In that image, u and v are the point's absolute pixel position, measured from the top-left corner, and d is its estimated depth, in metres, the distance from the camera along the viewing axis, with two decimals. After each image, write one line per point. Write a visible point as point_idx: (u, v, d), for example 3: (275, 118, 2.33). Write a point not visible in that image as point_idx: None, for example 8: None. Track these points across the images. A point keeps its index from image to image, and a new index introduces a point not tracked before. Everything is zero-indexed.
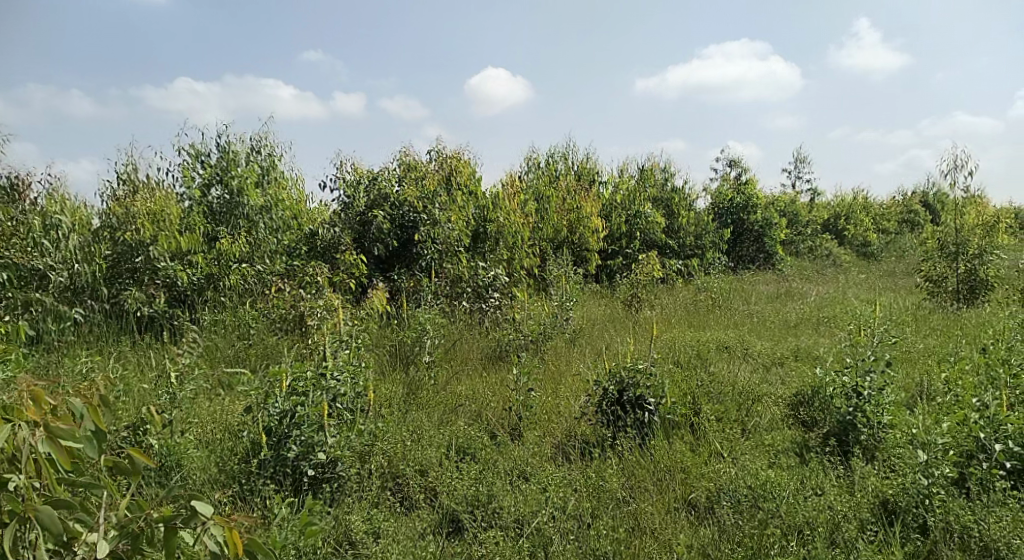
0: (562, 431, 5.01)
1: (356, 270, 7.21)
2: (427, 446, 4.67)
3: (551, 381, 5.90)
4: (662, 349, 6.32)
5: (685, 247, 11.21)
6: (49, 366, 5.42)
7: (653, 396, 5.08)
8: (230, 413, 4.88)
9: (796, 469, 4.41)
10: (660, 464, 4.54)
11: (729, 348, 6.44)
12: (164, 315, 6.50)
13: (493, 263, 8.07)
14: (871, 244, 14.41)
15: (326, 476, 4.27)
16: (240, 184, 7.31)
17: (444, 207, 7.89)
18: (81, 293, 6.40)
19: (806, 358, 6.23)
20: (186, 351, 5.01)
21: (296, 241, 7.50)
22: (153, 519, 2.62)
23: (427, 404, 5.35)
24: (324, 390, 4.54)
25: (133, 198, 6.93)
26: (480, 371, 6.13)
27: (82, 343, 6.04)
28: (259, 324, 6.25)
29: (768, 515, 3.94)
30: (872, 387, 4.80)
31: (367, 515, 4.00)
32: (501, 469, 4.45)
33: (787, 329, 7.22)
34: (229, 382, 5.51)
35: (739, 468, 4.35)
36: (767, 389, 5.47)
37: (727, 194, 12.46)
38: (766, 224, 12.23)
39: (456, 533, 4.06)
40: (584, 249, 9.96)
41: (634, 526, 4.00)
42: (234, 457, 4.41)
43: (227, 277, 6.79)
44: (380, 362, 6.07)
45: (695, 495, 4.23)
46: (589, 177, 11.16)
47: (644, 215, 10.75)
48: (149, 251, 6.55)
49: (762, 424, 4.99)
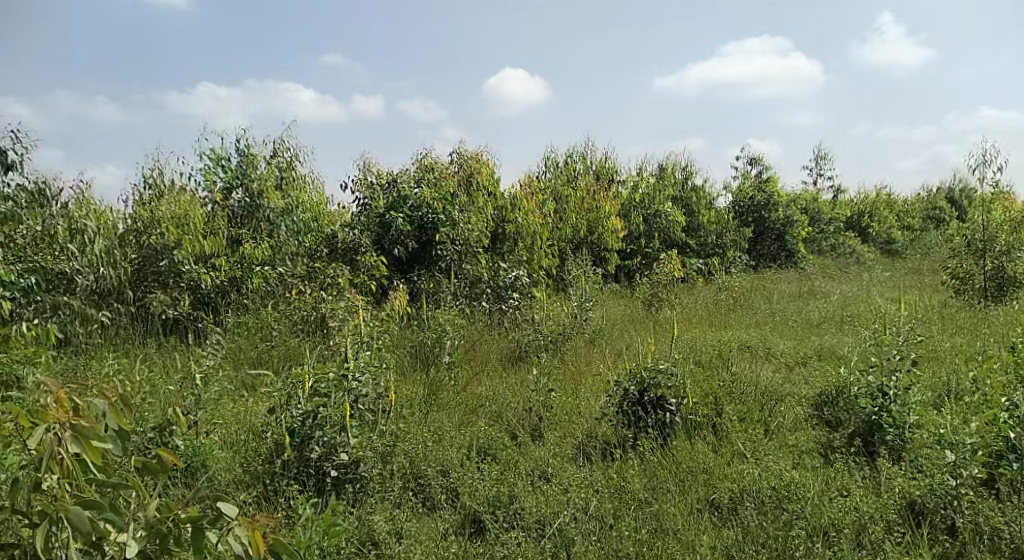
0: (584, 431, 4.99)
1: (377, 271, 7.26)
2: (448, 446, 4.68)
3: (572, 381, 5.88)
4: (684, 348, 6.29)
5: (705, 246, 11.15)
6: (77, 367, 5.50)
7: (674, 397, 5.05)
8: (254, 414, 4.92)
9: (821, 470, 4.37)
10: (683, 465, 4.52)
11: (751, 347, 6.41)
12: (188, 317, 6.57)
13: (513, 264, 8.06)
14: (895, 241, 14.27)
15: (348, 477, 4.26)
16: (260, 187, 7.38)
17: (463, 209, 7.94)
18: (107, 296, 6.47)
19: (830, 357, 6.17)
20: (210, 353, 5.06)
21: (317, 243, 7.55)
22: (180, 520, 2.65)
23: (448, 405, 5.36)
24: (346, 391, 4.57)
25: (158, 202, 7.01)
26: (500, 371, 6.15)
27: (109, 346, 6.12)
28: (281, 326, 6.29)
29: (792, 516, 3.92)
30: (898, 387, 4.76)
31: (389, 516, 4.01)
32: (522, 469, 4.46)
33: (809, 328, 7.16)
34: (252, 384, 5.56)
35: (762, 469, 4.32)
36: (790, 388, 5.44)
37: (748, 192, 12.37)
38: (787, 222, 12.13)
39: (478, 534, 4.06)
40: (603, 249, 9.95)
41: (657, 527, 3.98)
42: (258, 458, 4.43)
43: (250, 280, 6.84)
44: (400, 363, 6.10)
45: (718, 496, 4.21)
46: (607, 177, 11.13)
47: (665, 214, 10.69)
48: (173, 255, 6.61)
49: (786, 424, 4.95)
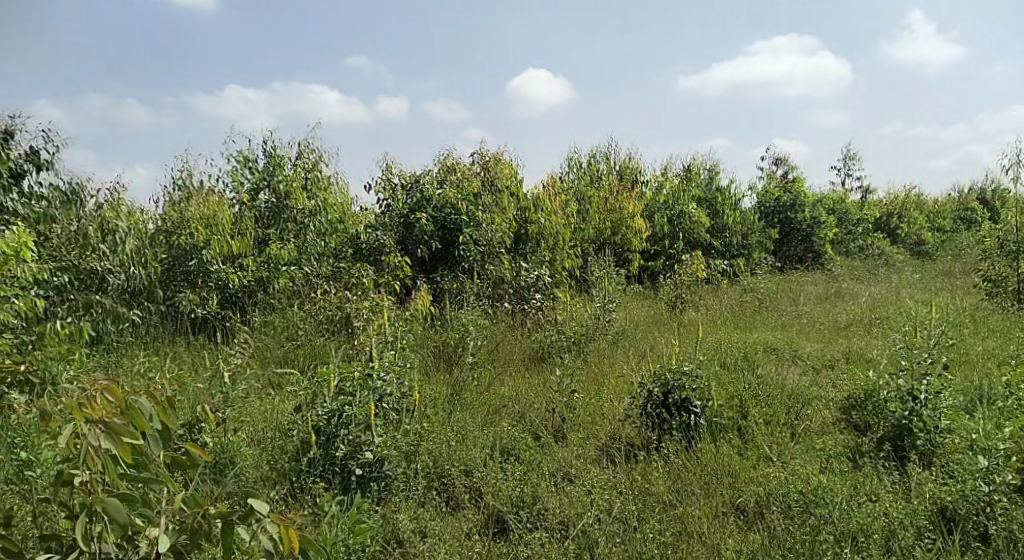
0: (607, 433, 4.98)
1: (400, 272, 7.30)
2: (472, 446, 4.69)
3: (595, 382, 5.87)
4: (709, 350, 6.25)
5: (731, 247, 11.05)
6: (109, 365, 5.59)
7: (698, 399, 5.01)
8: (281, 413, 4.96)
9: (849, 474, 4.33)
10: (707, 468, 4.49)
11: (777, 350, 6.36)
12: (217, 316, 6.64)
13: (535, 264, 8.05)
14: (925, 243, 14.09)
15: (373, 475, 4.29)
16: (287, 188, 7.46)
17: (487, 210, 7.97)
18: (138, 295, 6.54)
19: (858, 360, 6.10)
20: (237, 352, 5.11)
21: (342, 244, 7.63)
22: (210, 515, 2.67)
23: (471, 405, 5.37)
24: (371, 390, 4.61)
25: (187, 203, 7.10)
26: (523, 372, 6.15)
27: (139, 344, 6.19)
28: (307, 325, 6.34)
29: (820, 521, 3.88)
30: (929, 391, 4.71)
31: (413, 515, 4.02)
32: (545, 470, 4.46)
33: (836, 330, 7.09)
34: (278, 383, 5.60)
35: (789, 473, 4.28)
36: (818, 391, 5.39)
37: (774, 192, 12.28)
38: (814, 223, 12.03)
39: (501, 534, 4.05)
40: (626, 250, 9.92)
41: (681, 530, 3.96)
42: (285, 456, 4.46)
43: (277, 280, 6.90)
44: (423, 362, 6.12)
45: (743, 500, 4.17)
46: (631, 177, 11.09)
47: (688, 215, 10.63)
48: (202, 255, 6.67)
49: (813, 428, 4.90)
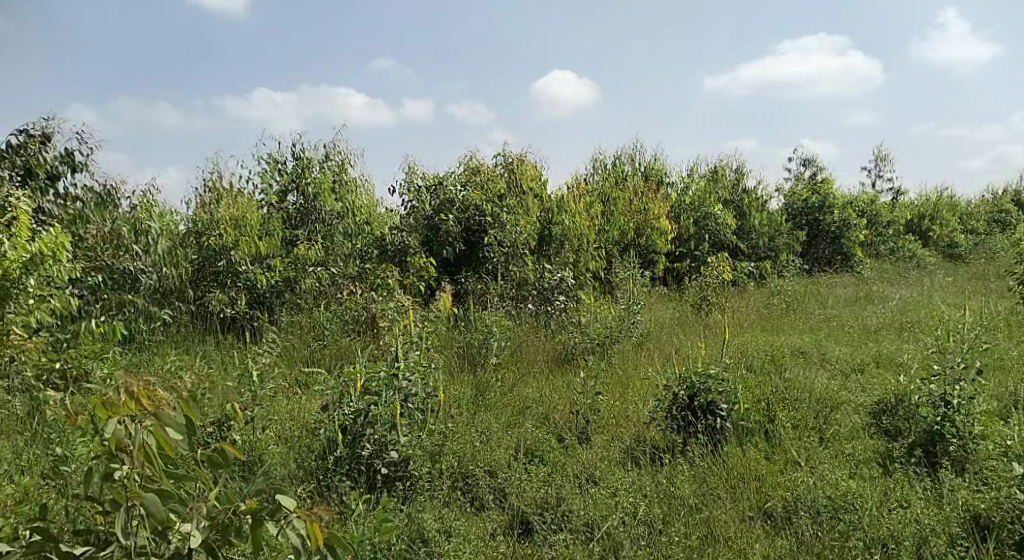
0: (631, 435, 4.96)
1: (425, 272, 7.32)
2: (496, 447, 4.69)
3: (619, 384, 5.85)
4: (735, 353, 6.19)
5: (757, 249, 10.97)
6: (140, 363, 5.67)
7: (725, 402, 4.95)
8: (308, 412, 4.99)
9: (879, 480, 4.27)
10: (734, 472, 4.45)
11: (805, 353, 6.29)
12: (245, 316, 6.73)
13: (559, 265, 8.06)
14: (958, 246, 13.89)
15: (398, 475, 4.31)
16: (316, 189, 7.55)
17: (512, 210, 7.97)
18: (169, 294, 6.59)
19: (888, 364, 6.02)
20: (265, 351, 5.16)
21: (369, 245, 7.63)
22: (241, 511, 2.70)
23: (495, 406, 5.36)
24: (396, 390, 4.63)
25: (217, 205, 7.21)
26: (547, 373, 6.14)
27: (170, 342, 6.28)
28: (333, 325, 6.38)
29: (849, 527, 3.85)
30: (962, 396, 4.63)
31: (438, 515, 4.02)
32: (570, 472, 4.45)
33: (866, 334, 6.99)
34: (305, 382, 5.64)
35: (817, 478, 4.23)
36: (847, 396, 5.32)
37: (802, 194, 12.15)
38: (843, 225, 11.88)
39: (526, 535, 4.05)
40: (651, 252, 9.88)
41: (707, 534, 3.93)
42: (312, 455, 4.50)
43: (304, 280, 6.95)
44: (447, 363, 6.14)
45: (771, 505, 4.13)
46: (657, 178, 11.04)
47: (715, 217, 10.56)
48: (231, 256, 6.75)
49: (842, 433, 4.84)
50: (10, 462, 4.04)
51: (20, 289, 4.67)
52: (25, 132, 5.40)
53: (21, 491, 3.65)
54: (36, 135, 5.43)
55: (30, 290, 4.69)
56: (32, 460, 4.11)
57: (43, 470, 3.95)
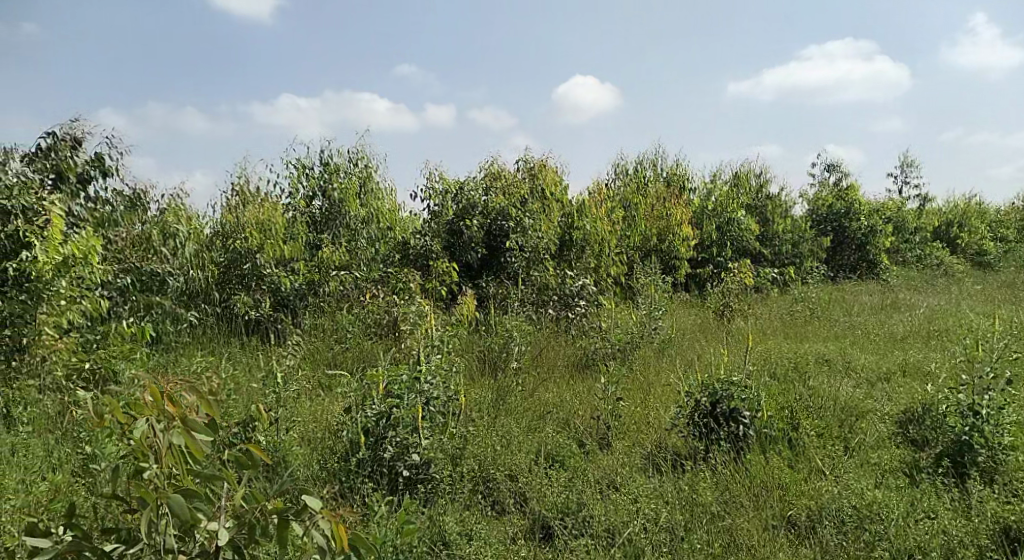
0: (653, 441, 4.94)
1: (447, 277, 7.34)
2: (516, 451, 4.69)
3: (640, 390, 5.83)
4: (759, 360, 6.15)
5: (781, 256, 10.90)
6: (167, 364, 5.74)
7: (748, 409, 4.93)
8: (330, 414, 5.02)
9: (906, 490, 4.22)
10: (756, 480, 4.41)
11: (829, 360, 6.24)
12: (269, 318, 6.75)
13: (580, 271, 8.06)
14: (987, 253, 13.71)
15: (419, 477, 4.33)
16: (342, 194, 7.65)
17: (534, 216, 7.98)
18: (195, 296, 6.66)
19: (915, 373, 5.95)
20: (290, 352, 5.21)
21: (391, 249, 7.67)
22: (267, 511, 2.73)
23: (516, 410, 5.36)
24: (418, 393, 4.64)
25: (243, 208, 7.29)
26: (567, 378, 6.13)
27: (196, 344, 6.34)
28: (355, 328, 6.42)
29: (874, 537, 3.82)
30: (991, 406, 4.58)
31: (459, 518, 4.04)
32: (591, 477, 4.44)
33: (893, 342, 6.91)
34: (328, 384, 5.68)
35: (842, 487, 4.18)
36: (872, 404, 5.26)
37: (827, 200, 12.05)
38: (869, 231, 11.77)
39: (547, 540, 4.04)
40: (673, 257, 9.84)
41: (729, 542, 3.90)
42: (334, 456, 4.53)
43: (327, 283, 7.00)
44: (468, 366, 6.15)
45: (795, 513, 4.09)
46: (679, 184, 10.99)
47: (737, 222, 10.50)
48: (256, 259, 6.84)
49: (867, 441, 4.79)
50: (42, 460, 4.11)
51: (52, 291, 4.87)
52: (54, 136, 5.49)
53: (52, 489, 3.70)
54: (66, 138, 5.52)
55: (61, 292, 4.89)
56: (63, 458, 4.16)
57: (72, 467, 4.00)
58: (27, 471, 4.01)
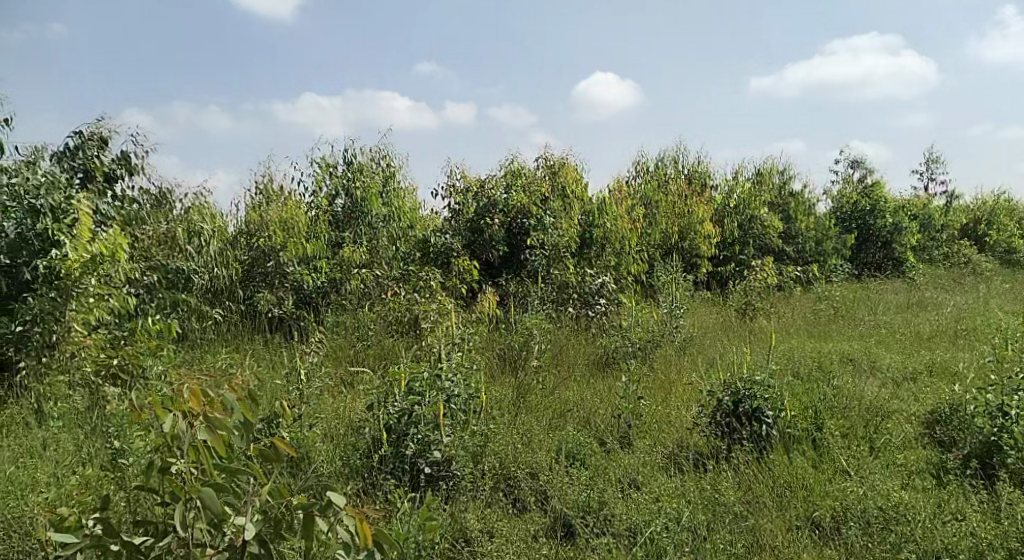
0: (674, 441, 4.92)
1: (468, 275, 7.34)
2: (537, 449, 4.68)
3: (662, 389, 5.80)
4: (781, 359, 6.10)
5: (804, 254, 10.80)
6: (192, 360, 5.80)
7: (771, 409, 4.88)
8: (352, 411, 5.04)
9: (933, 491, 4.17)
10: (779, 480, 4.38)
11: (854, 360, 6.17)
12: (292, 315, 6.81)
13: (600, 269, 8.04)
14: (1016, 252, 13.46)
15: (441, 474, 4.35)
16: (364, 192, 7.67)
17: (555, 214, 7.97)
18: (220, 294, 6.70)
19: (942, 373, 5.86)
20: (313, 349, 5.25)
21: (412, 247, 7.69)
22: (292, 505, 2.76)
23: (536, 409, 5.35)
24: (439, 390, 4.66)
25: (267, 207, 7.33)
26: (588, 377, 6.11)
27: (221, 341, 6.40)
28: (376, 326, 6.45)
29: (901, 539, 3.77)
30: (1021, 406, 4.50)
31: (481, 515, 4.04)
32: (612, 476, 4.43)
33: (919, 341, 6.82)
34: (350, 381, 5.71)
35: (868, 488, 4.14)
36: (897, 405, 5.21)
37: (852, 197, 11.91)
38: (895, 229, 11.63)
39: (568, 538, 4.03)
40: (694, 256, 9.79)
41: (753, 542, 3.87)
42: (357, 452, 4.54)
43: (349, 282, 7.03)
44: (489, 364, 6.16)
45: (819, 515, 4.05)
46: (701, 181, 10.91)
47: (760, 220, 10.42)
48: (279, 257, 6.89)
49: (893, 442, 4.73)
50: (72, 454, 4.18)
51: (80, 289, 4.94)
52: (82, 135, 5.55)
53: (82, 483, 3.72)
54: (92, 138, 5.59)
55: (89, 291, 4.96)
56: (93, 453, 4.17)
57: (101, 461, 4.01)
58: (59, 465, 4.05)
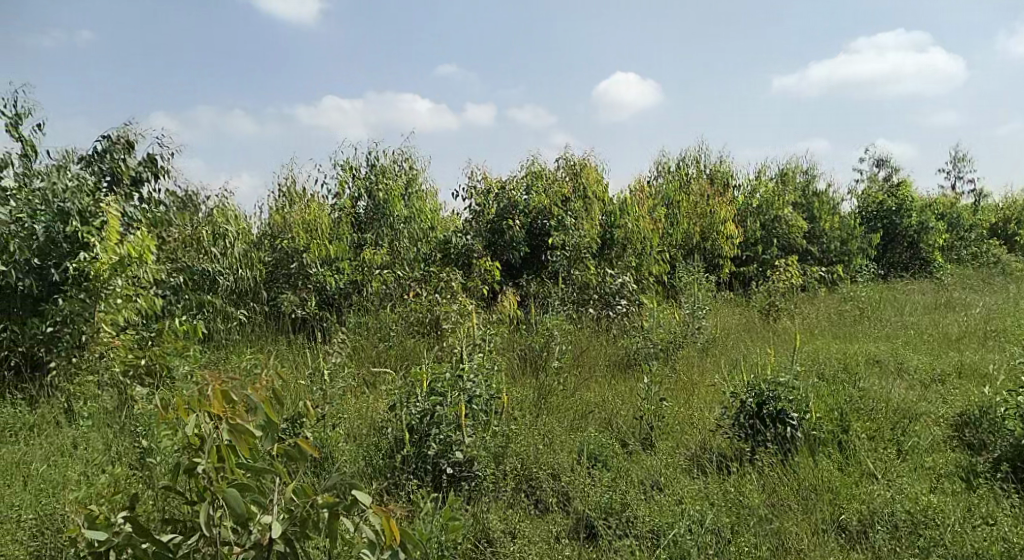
0: (697, 443, 4.88)
1: (489, 276, 7.34)
2: (558, 450, 4.68)
3: (684, 391, 5.77)
4: (806, 360, 6.04)
5: (829, 254, 10.70)
6: (218, 360, 5.84)
7: (795, 411, 4.84)
8: (375, 411, 5.06)
9: (962, 495, 4.10)
10: (805, 483, 4.34)
11: (881, 361, 6.10)
12: (315, 316, 6.85)
13: (621, 270, 8.00)
14: None
15: (463, 475, 4.34)
16: (386, 194, 7.70)
17: (577, 214, 7.95)
18: (245, 295, 6.73)
19: (971, 375, 5.78)
20: (336, 350, 5.27)
21: (433, 248, 7.71)
22: (318, 504, 2.74)
23: (558, 410, 5.34)
24: (461, 391, 4.65)
25: (290, 209, 7.38)
26: (610, 378, 6.08)
27: (245, 342, 6.45)
28: (398, 327, 6.47)
29: (931, 543, 3.72)
30: None
31: (503, 516, 4.04)
32: (635, 478, 4.41)
33: (948, 343, 6.72)
34: (372, 382, 5.74)
35: (895, 491, 4.10)
36: (926, 407, 5.14)
37: (877, 197, 11.77)
38: (921, 229, 11.50)
39: (591, 540, 4.01)
40: (716, 256, 9.73)
41: (778, 545, 3.83)
42: (380, 453, 4.56)
43: (371, 283, 7.05)
44: (510, 365, 6.15)
45: (846, 518, 4.00)
46: (723, 180, 10.82)
47: (783, 221, 10.32)
48: (302, 259, 6.93)
49: (921, 444, 4.68)
50: (100, 452, 4.23)
51: (109, 291, 5.03)
52: (109, 139, 5.63)
53: (111, 481, 3.76)
54: (119, 141, 5.66)
55: (117, 291, 5.05)
56: (121, 451, 4.21)
57: (130, 460, 4.05)
58: (89, 464, 4.09)
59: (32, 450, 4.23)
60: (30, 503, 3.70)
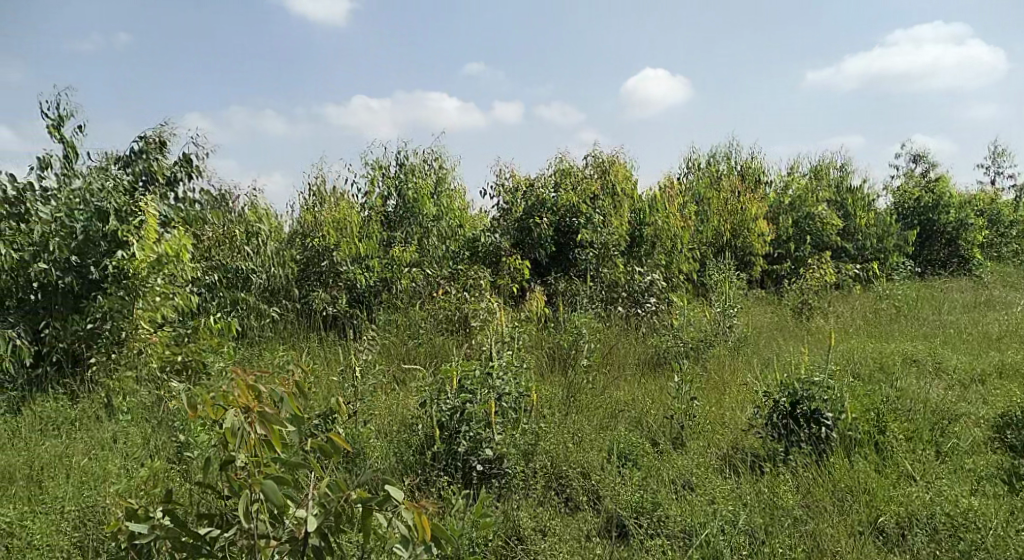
0: (728, 442, 4.83)
1: (518, 274, 7.33)
2: (588, 449, 4.65)
3: (715, 390, 5.70)
4: (841, 360, 5.95)
5: (864, 252, 10.53)
6: (251, 357, 5.88)
7: (830, 411, 4.76)
8: (404, 408, 5.08)
9: (1004, 498, 4.00)
10: (840, 484, 4.27)
11: (918, 361, 5.98)
12: (345, 314, 6.88)
13: (650, 267, 7.94)
14: None
15: (493, 472, 4.35)
16: (415, 192, 7.71)
17: (605, 211, 7.90)
18: (277, 293, 6.80)
19: (1012, 376, 5.64)
20: (366, 347, 5.28)
21: (461, 246, 7.72)
22: (351, 499, 2.73)
23: (587, 408, 5.31)
24: (490, 389, 4.64)
25: (320, 207, 7.43)
26: (639, 377, 6.04)
27: (277, 339, 6.50)
28: (427, 324, 6.48)
29: (972, 546, 3.64)
30: None
31: (533, 513, 4.02)
32: (666, 477, 4.37)
33: (988, 342, 6.58)
34: (402, 379, 5.75)
35: (934, 494, 4.03)
36: (965, 408, 5.04)
37: (913, 193, 11.54)
38: (959, 226, 11.27)
39: (622, 538, 3.98)
40: (748, 253, 9.62)
41: (813, 546, 3.77)
42: (410, 449, 4.57)
43: (400, 281, 7.08)
44: (540, 363, 6.13)
45: (884, 520, 3.93)
46: (755, 177, 10.69)
47: (816, 217, 10.17)
48: (333, 256, 6.97)
49: (961, 446, 4.59)
50: (138, 446, 4.29)
51: (147, 288, 5.09)
52: (144, 139, 5.70)
53: (149, 476, 3.82)
54: (154, 141, 5.73)
55: (155, 289, 5.11)
56: (159, 446, 4.26)
57: (167, 455, 4.10)
58: (128, 457, 4.16)
59: (73, 444, 4.30)
60: (72, 495, 3.78)
